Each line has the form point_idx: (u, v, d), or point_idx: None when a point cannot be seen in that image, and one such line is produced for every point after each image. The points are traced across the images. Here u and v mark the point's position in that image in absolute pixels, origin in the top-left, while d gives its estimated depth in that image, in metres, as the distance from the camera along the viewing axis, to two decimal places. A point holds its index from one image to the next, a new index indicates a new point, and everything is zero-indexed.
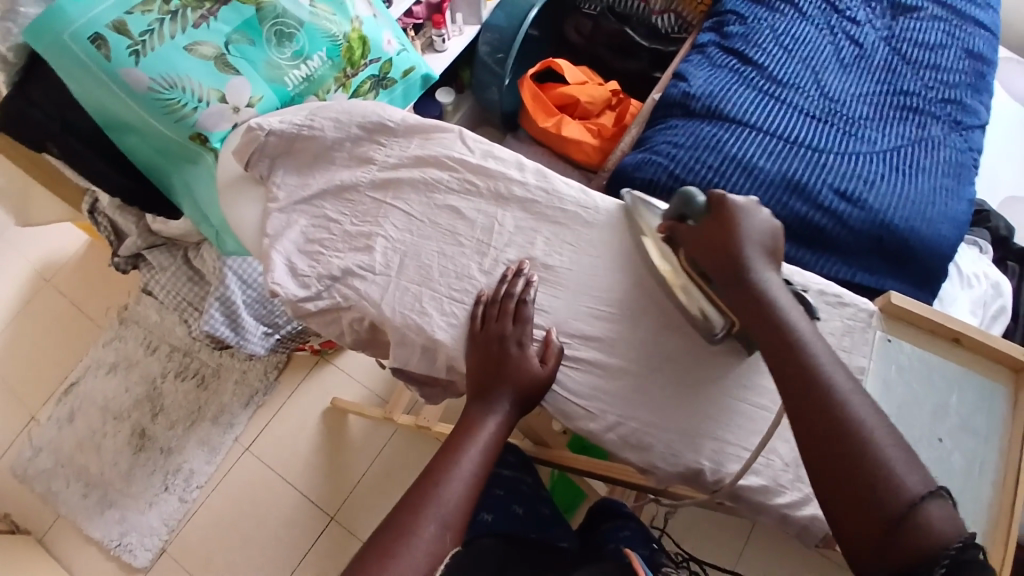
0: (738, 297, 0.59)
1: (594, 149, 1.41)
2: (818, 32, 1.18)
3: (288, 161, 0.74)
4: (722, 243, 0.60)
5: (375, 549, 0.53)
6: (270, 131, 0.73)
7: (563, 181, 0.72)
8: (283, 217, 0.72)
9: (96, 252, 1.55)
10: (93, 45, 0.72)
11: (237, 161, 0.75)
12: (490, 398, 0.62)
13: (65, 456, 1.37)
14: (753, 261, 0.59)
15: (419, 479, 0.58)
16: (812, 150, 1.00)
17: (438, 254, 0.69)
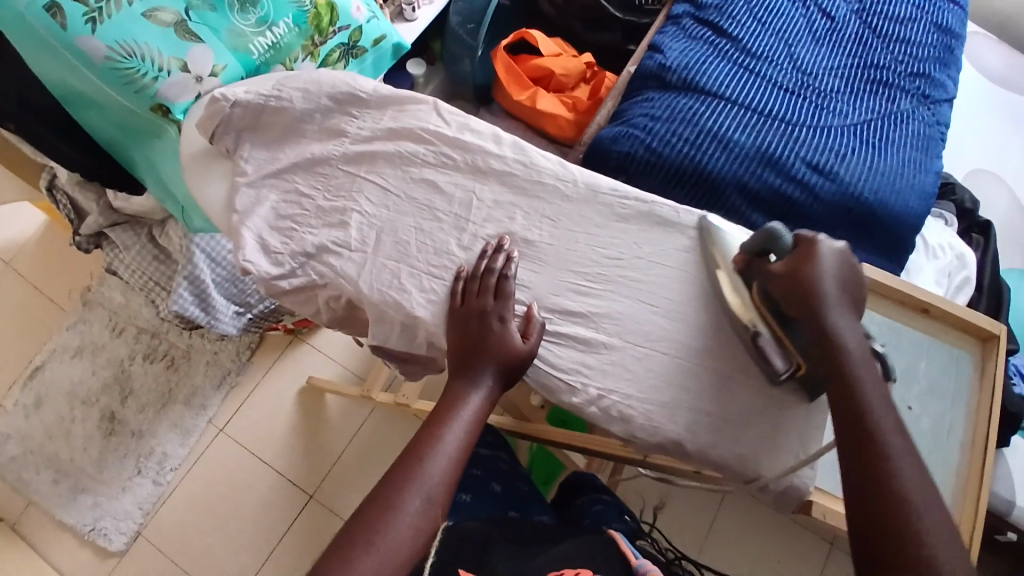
0: (813, 345, 0.57)
1: (568, 122, 1.39)
2: (791, 4, 1.18)
3: (255, 135, 0.72)
4: (806, 279, 0.58)
5: (359, 526, 0.53)
6: (236, 103, 0.70)
7: (542, 155, 0.71)
8: (252, 192, 0.69)
9: (55, 233, 1.49)
10: (48, 14, 0.68)
11: (201, 134, 0.72)
12: (471, 374, 0.61)
13: (33, 443, 1.33)
14: (833, 300, 0.57)
15: (402, 455, 0.58)
16: (786, 123, 1.01)
17: (416, 229, 0.68)
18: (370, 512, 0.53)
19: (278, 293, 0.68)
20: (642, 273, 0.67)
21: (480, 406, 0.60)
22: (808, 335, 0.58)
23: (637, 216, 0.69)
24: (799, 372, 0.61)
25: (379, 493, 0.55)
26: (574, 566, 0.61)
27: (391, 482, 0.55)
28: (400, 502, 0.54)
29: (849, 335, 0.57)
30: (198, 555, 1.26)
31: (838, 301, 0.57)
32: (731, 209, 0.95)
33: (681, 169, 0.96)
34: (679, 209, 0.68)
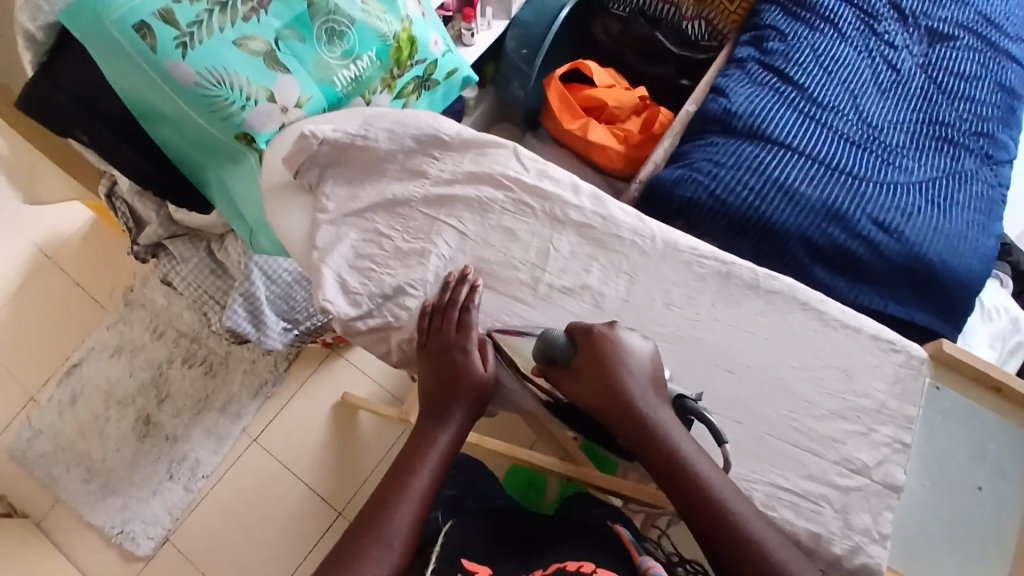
0: (640, 442, 0.59)
1: (618, 154, 1.39)
2: (856, 54, 1.17)
3: (339, 172, 0.71)
4: (603, 385, 0.60)
5: (334, 563, 0.52)
6: (324, 140, 0.70)
7: (619, 207, 0.71)
8: (333, 230, 0.69)
9: (101, 230, 1.51)
10: (138, 34, 0.67)
11: (286, 168, 0.71)
12: (443, 413, 0.62)
13: (66, 441, 1.34)
14: (637, 393, 0.60)
15: (378, 494, 0.57)
16: (852, 176, 1.00)
17: (492, 279, 0.68)
18: (345, 552, 0.53)
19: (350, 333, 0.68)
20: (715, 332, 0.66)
21: (450, 443, 0.61)
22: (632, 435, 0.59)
23: (716, 276, 0.68)
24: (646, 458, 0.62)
25: (358, 534, 0.54)
26: (577, 558, 0.68)
27: (366, 523, 0.55)
28: (381, 541, 0.54)
29: (665, 422, 0.59)
30: (224, 565, 1.26)
31: (639, 394, 0.59)
32: (795, 261, 0.94)
33: (746, 218, 0.95)
34: (759, 273, 0.68)
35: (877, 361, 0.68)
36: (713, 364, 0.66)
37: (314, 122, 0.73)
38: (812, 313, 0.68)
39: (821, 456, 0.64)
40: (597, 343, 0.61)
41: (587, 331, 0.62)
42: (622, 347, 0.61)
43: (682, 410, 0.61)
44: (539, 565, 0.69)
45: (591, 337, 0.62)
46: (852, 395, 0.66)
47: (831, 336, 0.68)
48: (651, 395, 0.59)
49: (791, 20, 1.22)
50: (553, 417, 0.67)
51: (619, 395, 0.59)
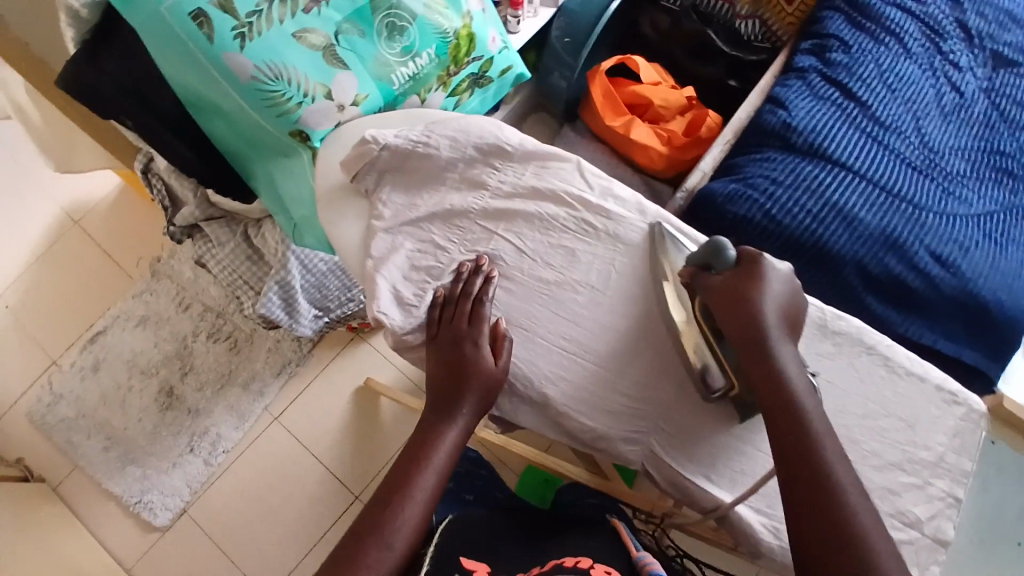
0: (756, 364, 0.57)
1: (660, 156, 1.36)
2: (920, 73, 1.13)
3: (397, 177, 0.70)
4: (745, 299, 0.58)
5: (343, 561, 0.54)
6: (385, 146, 0.69)
7: (682, 232, 0.67)
8: (388, 238, 0.69)
9: (129, 198, 1.50)
10: (195, 23, 0.63)
11: (344, 171, 0.71)
12: (445, 411, 0.62)
13: (87, 408, 1.35)
14: (773, 314, 0.58)
15: (381, 493, 0.58)
16: (911, 204, 0.98)
17: (550, 302, 0.66)
18: (352, 551, 0.54)
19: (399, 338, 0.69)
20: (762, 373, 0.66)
21: (456, 442, 0.61)
22: (753, 357, 0.57)
23: None
24: (732, 392, 0.61)
25: (364, 532, 0.56)
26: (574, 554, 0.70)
27: (369, 522, 0.56)
28: (383, 543, 0.55)
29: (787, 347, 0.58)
30: (240, 541, 1.28)
31: (777, 315, 0.58)
32: (848, 289, 0.93)
33: (800, 241, 0.93)
34: (826, 312, 0.68)
35: (939, 412, 0.68)
36: None
37: (381, 126, 0.72)
38: (878, 358, 0.68)
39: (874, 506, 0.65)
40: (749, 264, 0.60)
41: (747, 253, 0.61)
42: (771, 273, 0.60)
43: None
44: (537, 559, 0.71)
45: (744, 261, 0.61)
46: (913, 447, 0.66)
47: (896, 384, 0.68)
48: (783, 324, 0.58)
49: (855, 31, 1.17)
50: (611, 440, 0.63)
51: (753, 313, 0.58)
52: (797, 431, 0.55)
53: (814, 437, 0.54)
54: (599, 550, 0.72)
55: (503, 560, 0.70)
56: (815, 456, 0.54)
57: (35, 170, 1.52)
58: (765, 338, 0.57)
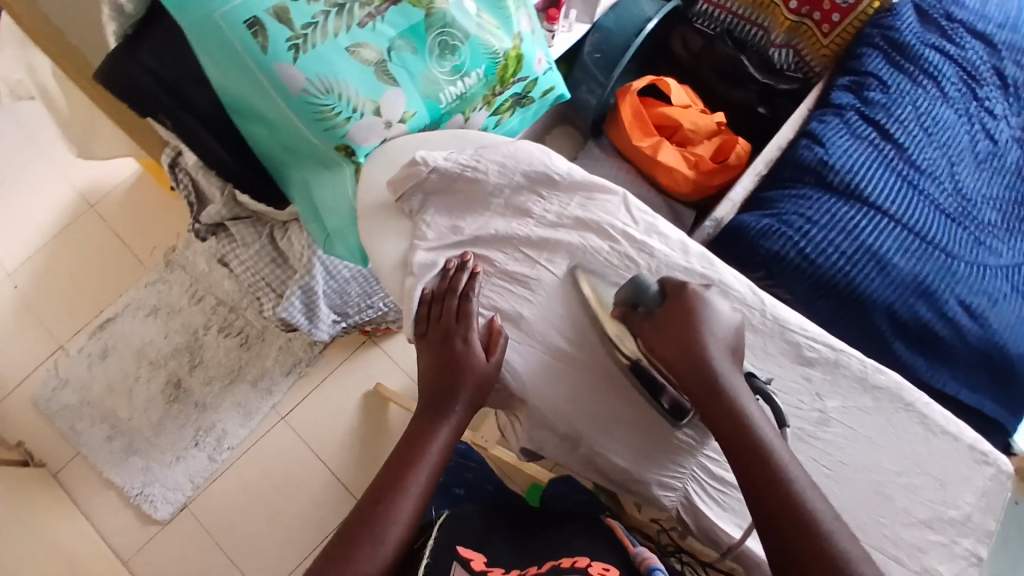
0: (708, 402, 0.57)
1: (686, 179, 1.35)
2: (956, 117, 1.12)
3: (441, 200, 0.71)
4: (682, 338, 0.59)
5: (335, 557, 0.53)
6: (434, 168, 0.69)
7: (730, 274, 0.69)
8: (431, 257, 0.69)
9: (148, 185, 1.49)
10: (248, 31, 0.62)
11: (390, 190, 0.72)
12: (438, 411, 0.62)
13: (92, 395, 1.33)
14: (713, 349, 0.58)
15: (372, 494, 0.57)
16: (942, 251, 0.98)
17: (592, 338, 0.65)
18: (344, 548, 0.54)
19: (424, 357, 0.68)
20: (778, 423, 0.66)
21: (448, 440, 0.61)
22: (698, 394, 0.58)
23: (823, 364, 0.68)
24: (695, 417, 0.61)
25: (354, 529, 0.55)
26: (572, 553, 0.66)
27: (361, 519, 0.55)
28: (373, 539, 0.54)
29: (733, 379, 0.58)
30: (240, 539, 1.26)
31: (714, 351, 0.58)
32: (877, 333, 0.92)
33: (833, 282, 0.94)
34: (867, 365, 0.68)
35: (969, 471, 0.67)
36: (807, 456, 0.66)
37: (429, 149, 0.73)
38: (914, 414, 0.68)
39: (899, 562, 0.64)
40: (682, 298, 0.60)
41: (681, 286, 0.62)
42: (706, 305, 0.60)
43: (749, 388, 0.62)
44: (533, 556, 0.67)
45: (677, 292, 0.61)
46: (941, 506, 0.65)
47: (930, 441, 0.67)
48: (725, 357, 0.58)
49: (893, 70, 1.17)
50: (645, 484, 0.63)
51: (695, 350, 0.58)
52: (753, 448, 0.55)
53: (773, 449, 0.55)
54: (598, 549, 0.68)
55: (501, 555, 0.67)
56: (771, 470, 0.53)
57: (53, 150, 1.50)
58: (710, 374, 0.57)
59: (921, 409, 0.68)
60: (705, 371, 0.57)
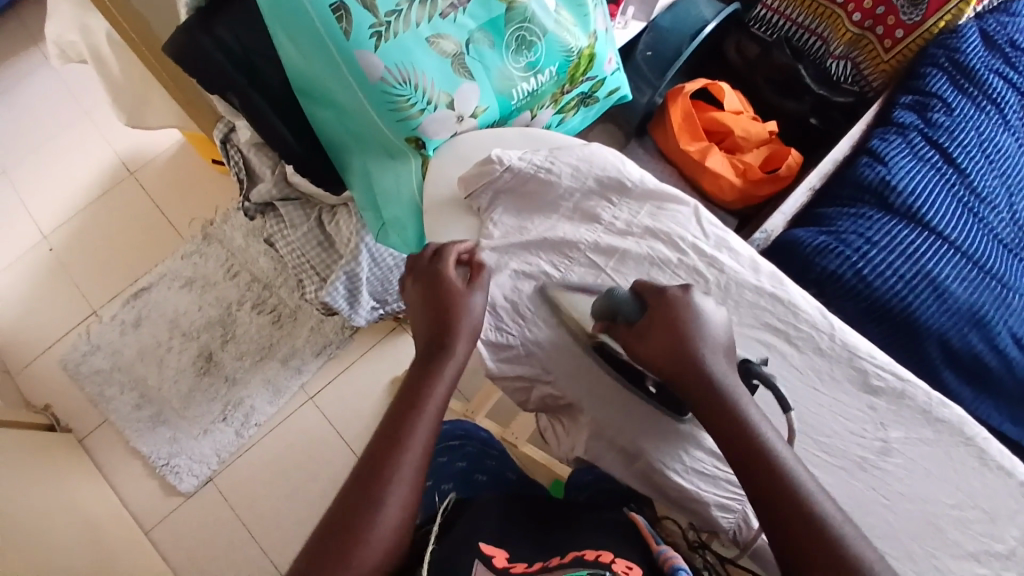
0: (707, 407, 0.57)
1: (731, 187, 1.32)
2: (1018, 146, 1.10)
3: (509, 199, 0.72)
4: (670, 341, 0.59)
5: (336, 538, 0.51)
6: (508, 167, 0.70)
7: (801, 295, 0.68)
8: (495, 256, 0.69)
9: (188, 156, 1.48)
10: (333, 14, 0.63)
11: (460, 187, 0.73)
12: (431, 370, 0.60)
13: (123, 363, 1.34)
14: (705, 352, 0.59)
15: (374, 452, 0.55)
16: (999, 283, 0.96)
17: None
18: (345, 525, 0.51)
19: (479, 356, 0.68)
20: (771, 409, 0.66)
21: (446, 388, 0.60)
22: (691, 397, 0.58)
23: (889, 394, 0.66)
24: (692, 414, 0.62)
25: (353, 503, 0.53)
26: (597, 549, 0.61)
27: (362, 488, 0.53)
28: (370, 517, 0.52)
29: (727, 377, 0.58)
30: (262, 516, 1.27)
31: (707, 352, 0.59)
32: (927, 361, 0.91)
33: (888, 306, 0.91)
34: (933, 398, 0.66)
35: (1019, 507, 0.64)
36: (867, 487, 0.64)
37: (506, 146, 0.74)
38: (973, 449, 0.66)
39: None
40: (670, 300, 0.61)
41: (659, 291, 0.62)
42: (695, 310, 0.60)
43: (745, 373, 0.62)
44: (554, 553, 0.62)
45: (659, 302, 0.61)
46: (989, 539, 0.63)
47: (983, 476, 0.65)
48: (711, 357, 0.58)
49: (960, 91, 1.13)
50: (702, 504, 0.62)
51: (685, 354, 0.59)
52: (752, 449, 0.55)
53: (778, 454, 0.55)
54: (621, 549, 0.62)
55: (518, 551, 0.62)
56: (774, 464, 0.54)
57: (96, 114, 1.50)
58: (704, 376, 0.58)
59: (980, 443, 0.66)
60: (693, 368, 0.58)
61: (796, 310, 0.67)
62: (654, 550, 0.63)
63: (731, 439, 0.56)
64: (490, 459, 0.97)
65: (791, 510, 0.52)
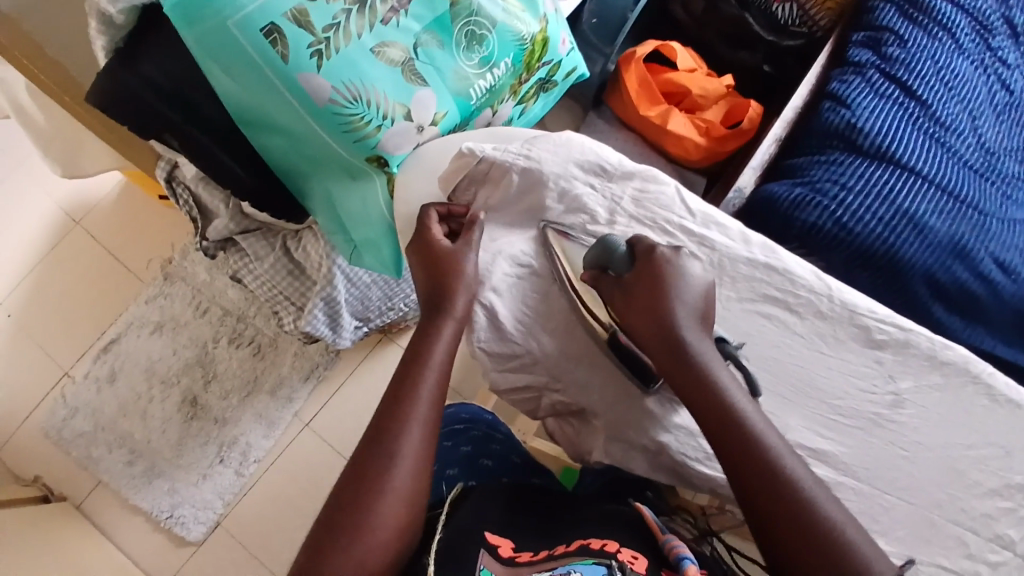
0: (711, 419, 0.55)
1: (696, 146, 1.30)
2: (973, 70, 1.10)
3: (487, 191, 0.69)
4: (654, 304, 0.59)
5: (354, 502, 0.51)
6: (484, 157, 0.67)
7: (794, 261, 0.67)
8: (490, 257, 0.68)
9: (133, 195, 1.40)
10: (267, 39, 0.61)
11: (441, 187, 0.71)
12: (427, 339, 0.60)
13: (106, 421, 1.28)
14: (698, 352, 0.57)
15: (384, 410, 0.56)
16: (974, 209, 0.96)
17: None
18: (353, 498, 0.51)
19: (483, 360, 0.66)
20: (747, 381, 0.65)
21: (450, 339, 0.61)
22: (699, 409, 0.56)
23: (894, 345, 0.66)
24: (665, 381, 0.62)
25: (365, 477, 0.52)
26: (599, 537, 0.57)
27: (375, 444, 0.54)
28: (379, 487, 0.52)
29: (701, 346, 0.58)
30: (278, 552, 1.23)
31: (681, 322, 0.58)
32: (915, 299, 0.91)
33: (872, 250, 0.91)
34: (935, 342, 0.65)
35: None
36: (885, 442, 0.64)
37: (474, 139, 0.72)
38: (982, 387, 0.65)
39: (974, 532, 0.62)
40: (659, 259, 0.60)
41: (649, 249, 0.61)
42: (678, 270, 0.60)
43: (720, 355, 0.62)
44: (558, 541, 0.58)
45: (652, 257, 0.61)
46: (1008, 472, 0.63)
47: (996, 413, 0.64)
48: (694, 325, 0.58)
49: (911, 21, 1.12)
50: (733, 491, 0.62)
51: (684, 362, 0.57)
52: (761, 465, 0.52)
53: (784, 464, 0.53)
54: (623, 537, 0.58)
55: (525, 541, 0.58)
56: (756, 447, 0.53)
57: (28, 166, 1.42)
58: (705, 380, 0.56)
59: (991, 385, 0.65)
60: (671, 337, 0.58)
61: (785, 274, 0.66)
62: (661, 541, 0.58)
63: (697, 403, 0.56)
64: (494, 441, 0.85)
65: (789, 518, 0.51)
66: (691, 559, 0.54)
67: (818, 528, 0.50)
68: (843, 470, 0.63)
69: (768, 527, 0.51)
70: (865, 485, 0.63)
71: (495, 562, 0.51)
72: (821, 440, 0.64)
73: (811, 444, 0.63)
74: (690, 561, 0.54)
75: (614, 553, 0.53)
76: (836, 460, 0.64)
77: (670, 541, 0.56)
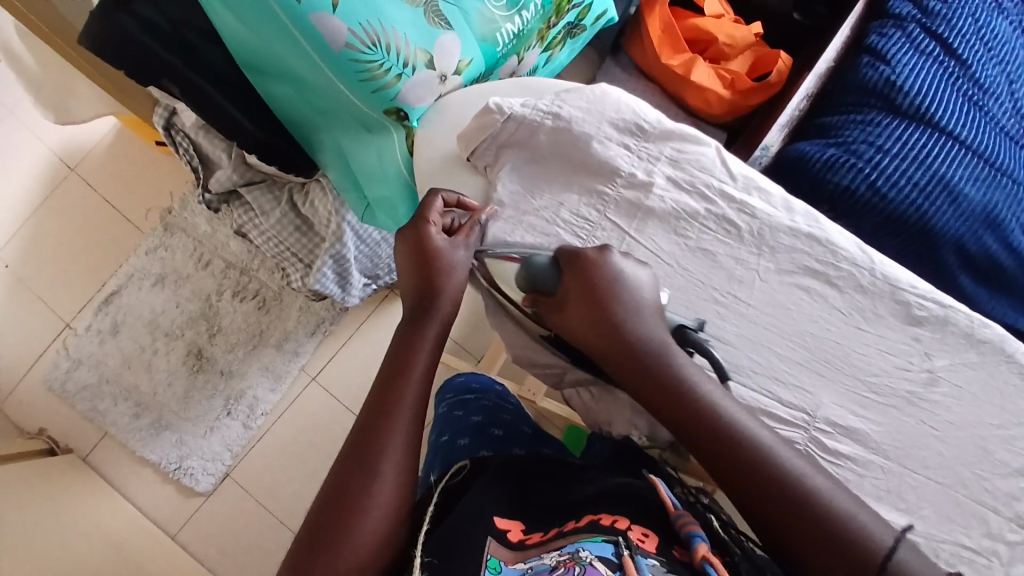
0: (713, 436, 0.53)
1: (719, 100, 1.22)
2: (1013, 30, 1.03)
3: (517, 153, 0.67)
4: (589, 313, 0.58)
5: (336, 511, 0.49)
6: (510, 116, 0.65)
7: (835, 229, 0.65)
8: (517, 226, 0.66)
9: (129, 143, 1.35)
10: None
11: (460, 147, 0.68)
12: (414, 340, 0.59)
13: (110, 372, 1.26)
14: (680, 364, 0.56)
15: (367, 415, 0.54)
16: (1008, 177, 0.92)
17: (714, 305, 0.64)
18: (344, 487, 0.50)
19: (505, 316, 0.68)
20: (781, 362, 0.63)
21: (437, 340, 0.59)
22: (698, 428, 0.53)
23: (932, 322, 0.63)
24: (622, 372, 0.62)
25: (347, 485, 0.50)
26: (610, 511, 0.52)
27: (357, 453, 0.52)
28: (371, 473, 0.51)
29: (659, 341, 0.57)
30: (286, 503, 1.23)
31: (633, 323, 0.58)
32: (943, 269, 0.88)
33: (904, 216, 0.87)
34: (974, 319, 0.63)
35: None
36: (915, 421, 0.62)
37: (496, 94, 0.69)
38: (1015, 366, 0.62)
39: (995, 511, 0.60)
40: (585, 265, 0.59)
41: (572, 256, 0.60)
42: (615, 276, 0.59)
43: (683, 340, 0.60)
44: (568, 514, 0.54)
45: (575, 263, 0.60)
46: None
47: None
48: (641, 322, 0.58)
49: None
50: None
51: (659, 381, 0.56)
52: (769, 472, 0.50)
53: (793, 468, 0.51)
54: (628, 509, 0.53)
55: (534, 519, 0.55)
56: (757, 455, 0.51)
57: (19, 111, 1.35)
58: (682, 396, 0.55)
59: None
60: (622, 343, 0.57)
61: (823, 245, 0.64)
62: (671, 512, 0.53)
63: (658, 404, 0.56)
64: (505, 410, 0.80)
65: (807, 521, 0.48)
66: (701, 535, 0.49)
67: (794, 496, 0.49)
68: (872, 448, 0.61)
69: (778, 523, 0.49)
70: (889, 461, 0.61)
71: (503, 548, 0.49)
72: (852, 417, 0.62)
73: (840, 420, 0.61)
74: (701, 536, 0.49)
75: (624, 530, 0.49)
76: (866, 437, 0.61)
77: (678, 512, 0.52)
